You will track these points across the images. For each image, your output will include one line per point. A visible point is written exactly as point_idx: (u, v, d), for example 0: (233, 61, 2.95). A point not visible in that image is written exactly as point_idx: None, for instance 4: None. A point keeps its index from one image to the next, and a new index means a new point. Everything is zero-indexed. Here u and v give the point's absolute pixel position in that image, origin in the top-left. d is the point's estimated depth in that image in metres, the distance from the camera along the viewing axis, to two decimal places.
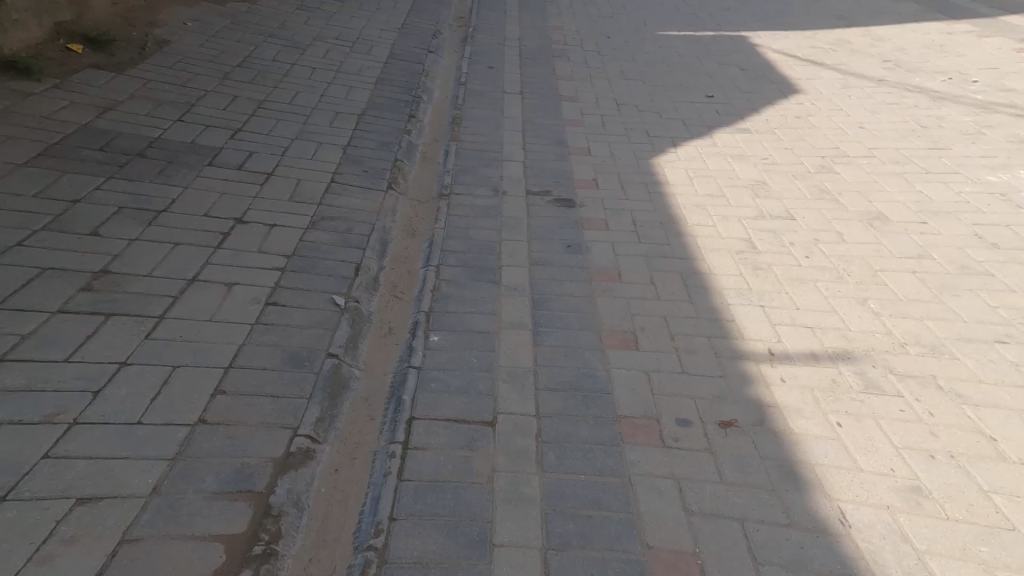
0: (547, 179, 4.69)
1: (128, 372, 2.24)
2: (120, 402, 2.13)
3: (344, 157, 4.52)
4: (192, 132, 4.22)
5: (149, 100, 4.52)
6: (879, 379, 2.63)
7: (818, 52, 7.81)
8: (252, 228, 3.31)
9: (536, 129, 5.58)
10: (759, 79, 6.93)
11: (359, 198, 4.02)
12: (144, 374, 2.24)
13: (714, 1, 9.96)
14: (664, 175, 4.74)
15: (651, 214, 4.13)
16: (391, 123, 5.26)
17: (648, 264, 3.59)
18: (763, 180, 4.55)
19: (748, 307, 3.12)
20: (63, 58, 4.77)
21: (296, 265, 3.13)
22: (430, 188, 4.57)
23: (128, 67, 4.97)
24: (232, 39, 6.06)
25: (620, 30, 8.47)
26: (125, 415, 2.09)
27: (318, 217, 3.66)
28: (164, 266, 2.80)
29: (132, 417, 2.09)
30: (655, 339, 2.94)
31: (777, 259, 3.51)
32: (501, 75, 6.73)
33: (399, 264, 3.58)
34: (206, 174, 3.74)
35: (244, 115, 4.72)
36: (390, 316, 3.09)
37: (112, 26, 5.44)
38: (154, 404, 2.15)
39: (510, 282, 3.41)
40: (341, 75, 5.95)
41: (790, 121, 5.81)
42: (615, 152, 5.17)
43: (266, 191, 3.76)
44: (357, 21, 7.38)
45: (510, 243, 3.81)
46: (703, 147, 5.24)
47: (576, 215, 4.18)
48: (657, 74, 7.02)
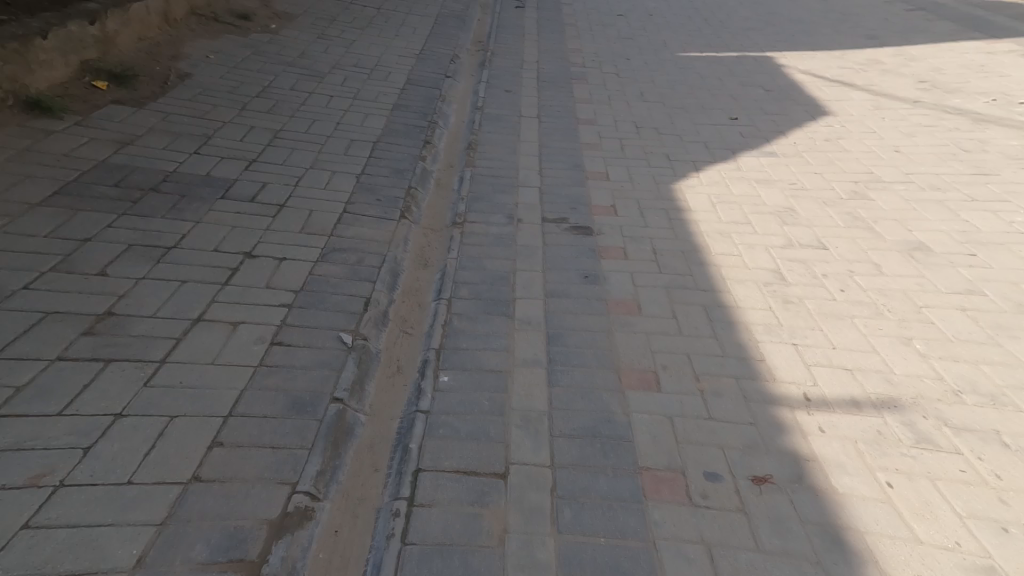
0: (564, 206, 4.58)
1: (123, 424, 2.17)
2: (111, 459, 2.05)
3: (356, 185, 4.48)
4: (207, 164, 4.24)
5: (167, 133, 4.57)
6: (930, 431, 2.40)
7: (848, 73, 7.64)
8: (261, 263, 3.28)
9: (553, 154, 5.49)
10: (785, 100, 6.77)
11: (371, 228, 3.95)
12: (138, 427, 2.17)
13: (737, 21, 9.89)
14: (686, 201, 4.60)
15: (673, 243, 4.00)
16: (406, 150, 5.23)
17: (669, 296, 3.43)
18: (791, 207, 4.41)
19: (779, 346, 2.93)
20: (88, 95, 4.87)
21: (303, 301, 3.06)
22: (443, 216, 4.49)
23: (149, 102, 5.06)
24: (253, 70, 6.15)
25: (641, 52, 8.41)
26: (114, 475, 2.01)
27: (328, 249, 3.60)
28: (169, 307, 2.76)
29: (122, 476, 2.00)
30: (679, 379, 2.75)
31: (812, 293, 3.35)
32: (518, 99, 6.69)
33: (410, 296, 3.48)
34: (218, 207, 3.73)
35: (259, 145, 4.74)
36: (399, 353, 2.97)
37: (137, 61, 5.56)
38: (146, 460, 2.06)
39: (524, 316, 3.27)
40: (358, 102, 5.97)
41: (819, 144, 5.63)
42: (635, 177, 5.05)
43: (277, 223, 3.73)
44: (376, 48, 7.45)
45: (525, 274, 3.68)
46: (727, 171, 5.10)
47: (593, 243, 4.04)
48: (678, 96, 6.92)
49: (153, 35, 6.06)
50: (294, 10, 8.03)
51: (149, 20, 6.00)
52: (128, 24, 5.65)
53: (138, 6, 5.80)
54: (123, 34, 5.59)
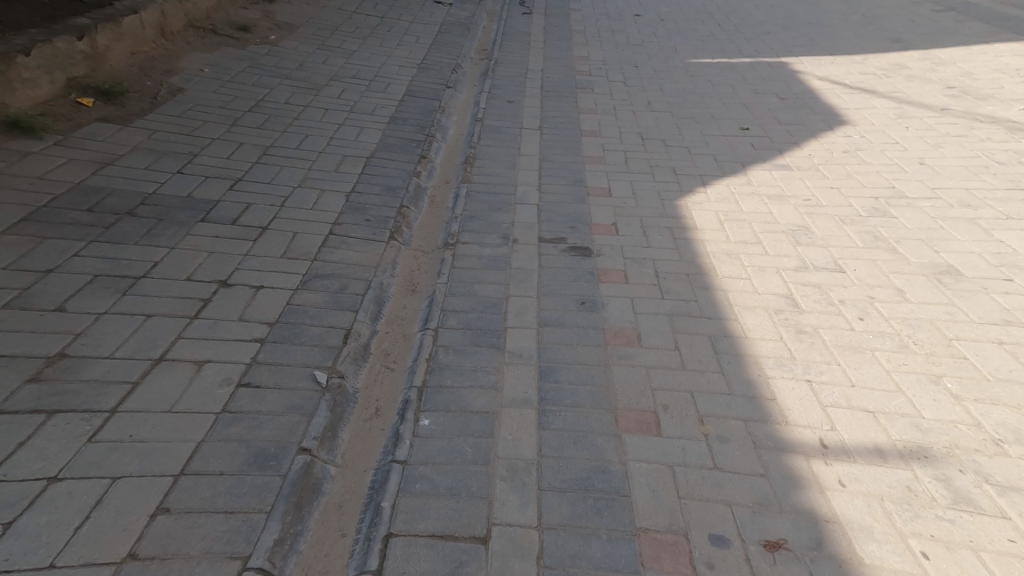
0: (563, 224, 4.36)
1: (54, 492, 2.02)
2: (37, 534, 1.90)
3: (345, 204, 4.29)
4: (189, 184, 4.07)
5: (151, 152, 4.42)
6: (968, 488, 2.15)
7: (870, 79, 7.37)
8: (236, 292, 3.10)
9: (553, 168, 5.28)
10: (800, 109, 6.53)
11: (357, 251, 3.76)
12: (74, 495, 2.02)
13: (750, 25, 9.65)
14: (692, 218, 4.37)
15: (677, 265, 3.78)
16: (400, 165, 5.04)
17: (671, 324, 3.21)
18: (806, 225, 4.18)
19: (791, 382, 2.68)
20: (74, 113, 4.75)
21: (279, 334, 2.87)
22: (436, 236, 4.29)
23: (135, 118, 4.92)
24: (248, 82, 6.02)
25: (650, 59, 8.20)
26: (36, 556, 1.84)
27: (310, 275, 3.41)
28: (129, 345, 2.62)
29: (43, 558, 1.84)
30: (680, 420, 2.50)
31: (829, 323, 3.11)
32: (521, 110, 6.49)
33: (394, 325, 3.28)
34: (197, 229, 3.56)
35: (247, 162, 4.57)
36: (378, 392, 2.77)
37: (127, 76, 5.46)
38: (76, 536, 1.91)
39: (515, 348, 3.05)
40: (353, 115, 5.80)
41: (836, 156, 5.39)
42: (638, 192, 4.83)
43: (258, 247, 3.55)
44: (376, 58, 7.29)
45: (518, 300, 3.47)
46: (736, 185, 4.86)
47: (592, 265, 3.85)
48: (687, 105, 6.70)
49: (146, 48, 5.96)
50: (295, 20, 7.91)
51: (144, 34, 5.89)
52: (121, 39, 5.54)
53: (131, 19, 5.69)
54: (115, 49, 5.48)
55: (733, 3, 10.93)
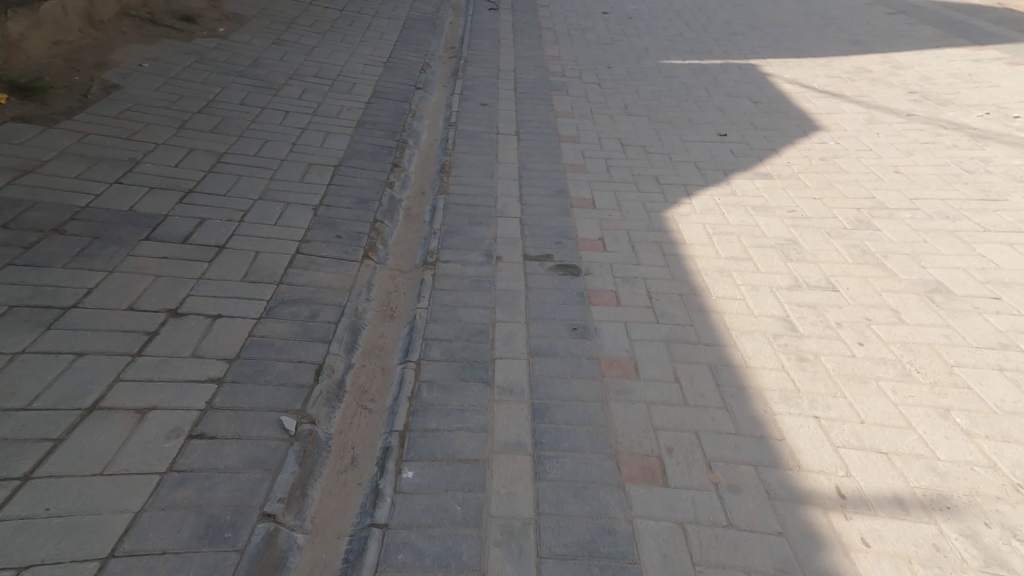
0: (546, 239, 4.15)
1: None
2: None
3: (313, 219, 3.99)
4: (131, 197, 3.76)
5: (83, 159, 4.07)
6: (998, 547, 2.04)
7: (838, 83, 7.39)
8: (189, 324, 2.77)
9: (534, 177, 5.05)
10: (774, 113, 6.47)
11: (328, 273, 3.49)
12: None
13: (720, 25, 9.60)
14: (679, 232, 4.21)
15: (670, 284, 3.60)
16: (372, 174, 4.73)
17: (668, 352, 3.04)
18: (794, 238, 4.05)
19: (799, 419, 2.52)
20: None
21: (238, 372, 2.55)
22: (413, 254, 4.02)
23: (60, 117, 4.53)
24: (195, 80, 5.60)
25: (623, 59, 8.06)
26: None
27: (275, 300, 3.14)
28: (52, 392, 2.28)
29: None
30: (687, 466, 2.34)
31: (830, 349, 2.95)
32: (496, 113, 6.24)
33: (372, 357, 3.00)
34: (141, 249, 3.28)
35: (199, 172, 4.23)
36: (354, 437, 2.49)
37: (52, 71, 5.03)
38: None
39: (505, 383, 2.84)
40: (317, 118, 5.45)
41: (815, 164, 5.32)
42: (622, 203, 4.65)
43: (214, 269, 3.26)
44: (338, 55, 6.93)
45: (505, 326, 3.27)
46: (721, 196, 4.72)
47: (581, 285, 3.65)
48: (662, 108, 6.57)
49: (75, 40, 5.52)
50: (247, 12, 7.45)
51: (68, 22, 5.47)
52: (39, 27, 5.17)
53: (50, 4, 5.27)
54: (31, 39, 5.09)
55: (700, 2, 10.89)
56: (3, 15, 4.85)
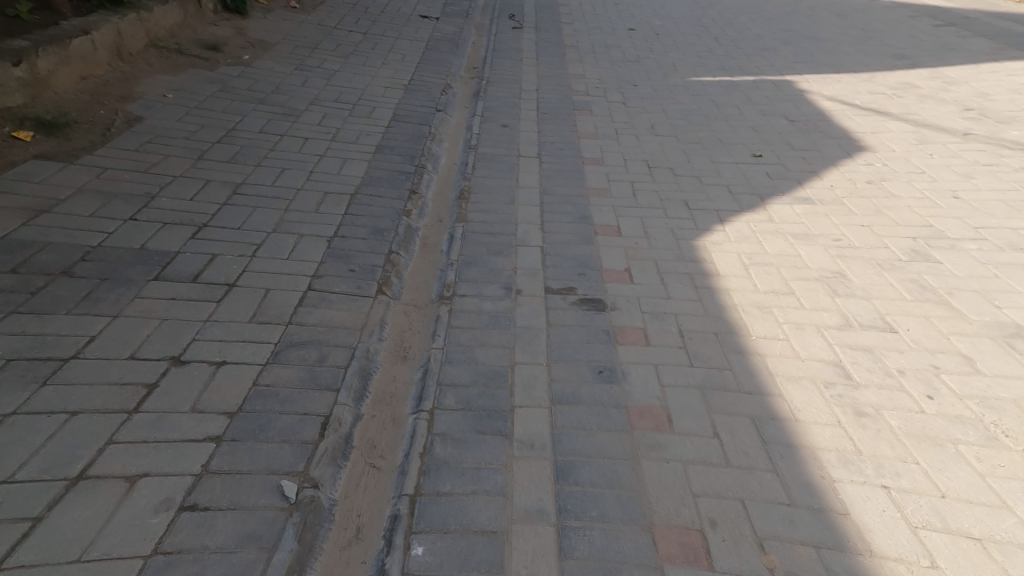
0: (570, 270, 3.93)
1: None
2: None
3: (326, 252, 3.85)
4: (143, 234, 3.67)
5: (98, 195, 4.02)
6: None
7: (881, 99, 7.03)
8: (192, 373, 2.63)
9: (555, 202, 4.83)
10: (814, 131, 6.19)
11: (340, 311, 3.34)
12: None
13: (751, 40, 9.34)
14: (713, 264, 3.94)
15: (702, 322, 3.35)
16: (389, 203, 4.59)
17: (704, 401, 2.77)
18: (842, 270, 3.75)
19: (865, 490, 2.29)
20: (6, 150, 4.34)
21: (239, 429, 2.38)
22: (429, 288, 3.85)
23: (81, 153, 4.52)
24: (217, 109, 5.60)
25: (649, 76, 7.84)
26: None
27: (284, 344, 2.98)
28: (39, 459, 2.14)
29: None
30: (734, 545, 2.12)
31: (893, 404, 2.66)
32: (517, 135, 6.07)
33: (382, 405, 2.81)
34: (149, 290, 3.17)
35: (214, 204, 4.15)
36: (360, 503, 2.29)
37: (77, 105, 5.06)
38: None
39: (525, 437, 2.61)
40: (335, 144, 5.37)
41: (860, 187, 4.99)
42: (650, 230, 4.41)
43: (222, 309, 3.13)
44: (358, 79, 6.88)
45: (525, 369, 3.05)
46: (757, 222, 4.43)
47: (606, 322, 3.42)
48: (692, 127, 6.33)
49: (102, 73, 5.55)
50: (270, 38, 7.51)
51: (96, 56, 5.50)
52: (67, 63, 5.17)
53: (80, 41, 5.30)
54: (60, 74, 5.09)
55: (729, 16, 10.65)
56: (33, 53, 4.86)
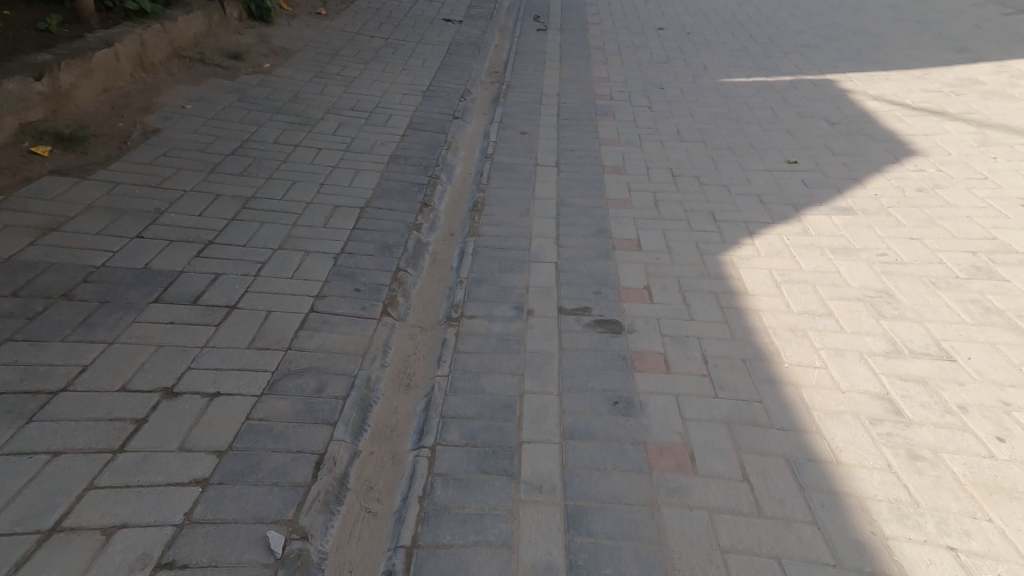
0: (585, 288, 3.74)
1: None
2: None
3: (331, 270, 3.71)
4: (148, 252, 3.58)
5: (108, 211, 3.95)
6: None
7: (936, 97, 6.72)
8: (182, 406, 2.52)
9: (570, 214, 4.62)
10: (858, 134, 5.93)
11: (343, 334, 3.20)
12: None
13: (786, 36, 8.97)
14: (741, 280, 3.80)
15: (729, 347, 3.19)
16: (400, 216, 4.44)
17: (732, 438, 2.54)
18: (888, 289, 3.64)
19: (927, 551, 2.06)
20: (23, 164, 4.33)
21: (226, 471, 2.28)
22: (436, 307, 3.68)
23: (97, 167, 4.48)
24: (233, 120, 5.55)
25: (678, 77, 7.57)
26: None
27: (281, 371, 2.84)
28: (15, 508, 2.08)
29: None
30: None
31: (955, 446, 2.44)
32: (535, 143, 5.88)
33: (381, 440, 2.66)
34: (147, 313, 3.06)
35: (222, 220, 4.04)
36: (354, 555, 2.17)
37: (96, 118, 5.06)
38: None
39: (533, 478, 2.41)
40: (348, 155, 5.26)
41: (909, 196, 4.80)
42: (672, 244, 4.21)
43: (221, 334, 3.00)
44: (377, 87, 6.79)
45: (535, 399, 2.87)
46: (790, 235, 4.28)
47: (623, 346, 3.24)
48: (722, 131, 6.06)
49: (122, 85, 5.55)
50: (292, 45, 7.48)
51: (119, 68, 5.52)
52: (90, 75, 5.19)
53: (103, 54, 5.31)
54: (82, 86, 5.11)
55: (765, 12, 10.28)
56: (56, 66, 4.87)
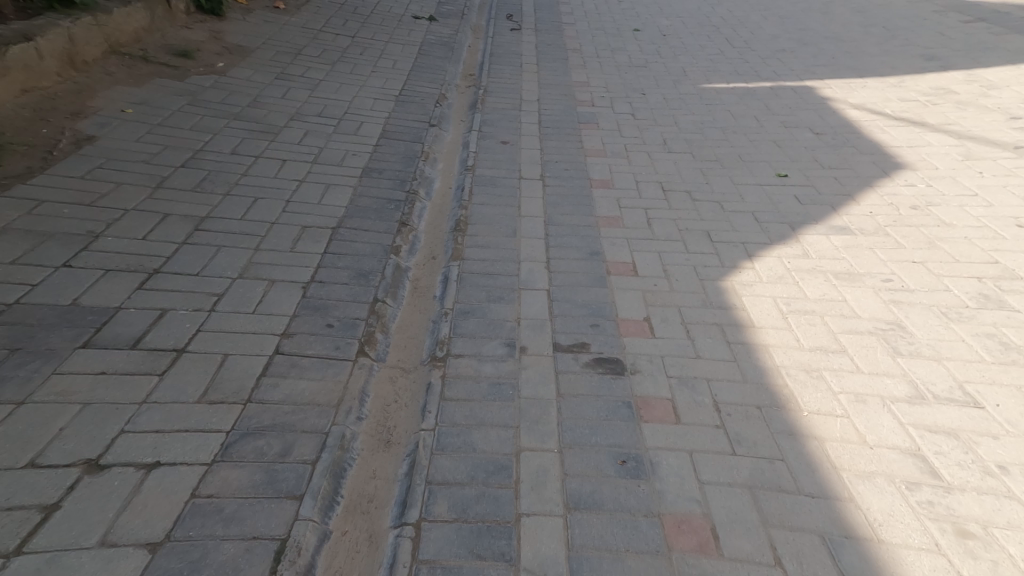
0: (580, 321, 3.43)
1: None
2: None
3: (300, 303, 3.31)
4: (78, 284, 3.13)
5: (32, 235, 3.48)
6: None
7: (916, 107, 6.64)
8: (111, 486, 2.16)
9: (560, 234, 4.30)
10: (845, 146, 5.76)
11: (313, 381, 2.81)
12: None
13: (765, 41, 8.83)
14: (745, 311, 3.52)
15: (741, 391, 2.92)
16: (376, 237, 4.06)
17: (758, 509, 2.32)
18: (898, 320, 3.41)
19: None
20: None
21: (163, 572, 1.95)
22: (419, 343, 3.32)
23: (15, 180, 3.98)
24: (184, 127, 5.07)
25: (658, 83, 7.34)
26: None
27: (239, 432, 2.45)
28: None
29: None
30: None
31: (1006, 519, 2.27)
32: (518, 153, 5.55)
33: (357, 515, 2.34)
34: (74, 362, 2.63)
35: (171, 244, 3.60)
36: None
37: (17, 123, 4.54)
38: None
39: (535, 564, 2.13)
40: (317, 167, 4.85)
41: (903, 214, 4.62)
42: (669, 268, 3.93)
43: (165, 386, 2.58)
44: (346, 90, 6.37)
45: (533, 458, 2.56)
46: (790, 258, 4.03)
47: (628, 391, 2.94)
48: (707, 142, 5.84)
49: (50, 87, 5.04)
50: (250, 42, 6.99)
51: (43, 66, 5.01)
52: (5, 75, 4.68)
53: (20, 48, 4.80)
54: None
55: (741, 15, 10.15)
56: None
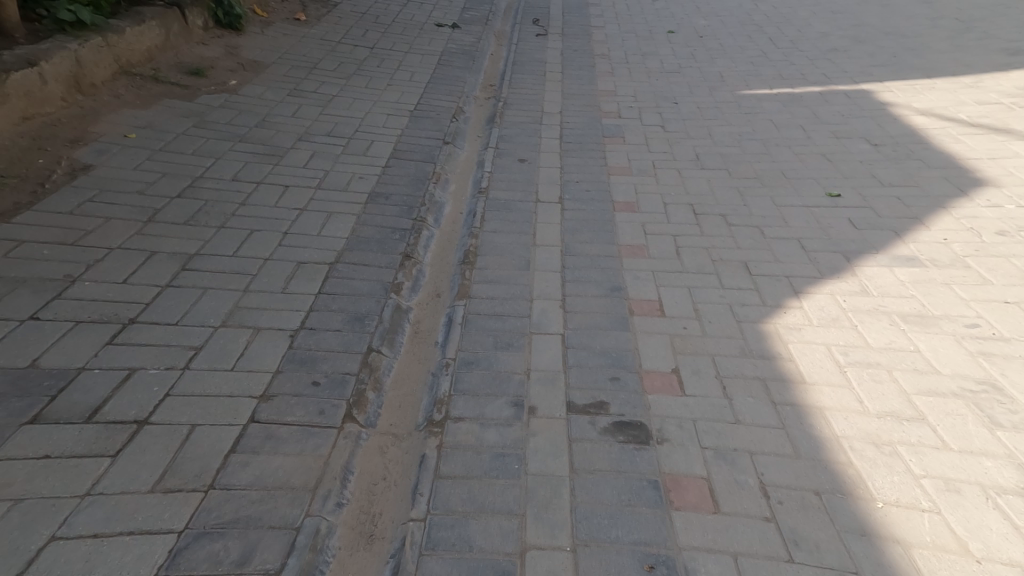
0: (598, 374, 2.95)
1: None
2: None
3: (285, 355, 2.95)
4: (44, 339, 2.86)
5: (6, 281, 3.25)
6: None
7: (996, 112, 5.89)
8: None
9: (579, 266, 3.84)
10: (913, 159, 5.10)
11: (288, 456, 2.44)
12: None
13: (811, 39, 8.16)
14: (792, 362, 2.98)
15: (792, 473, 2.42)
16: (376, 273, 3.69)
17: None
18: (993, 379, 2.83)
19: None
20: None
21: None
22: (417, 402, 2.91)
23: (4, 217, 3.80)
24: (185, 151, 4.85)
25: (694, 90, 6.81)
26: None
27: (192, 531, 2.11)
28: None
29: None
30: None
31: None
32: (535, 172, 5.12)
33: None
34: (18, 442, 2.35)
35: (153, 288, 3.31)
36: None
37: (14, 153, 4.39)
38: None
39: None
40: (321, 193, 4.53)
41: (987, 240, 3.97)
42: (700, 307, 3.41)
43: (115, 472, 2.26)
44: (358, 106, 6.07)
45: (541, 562, 2.12)
46: (845, 295, 3.45)
47: (652, 467, 2.46)
48: (749, 155, 5.28)
49: (53, 113, 4.89)
50: (265, 57, 6.79)
51: (47, 91, 4.87)
52: (5, 102, 4.53)
53: (22, 74, 4.66)
54: None
55: (785, 12, 9.47)
56: None
